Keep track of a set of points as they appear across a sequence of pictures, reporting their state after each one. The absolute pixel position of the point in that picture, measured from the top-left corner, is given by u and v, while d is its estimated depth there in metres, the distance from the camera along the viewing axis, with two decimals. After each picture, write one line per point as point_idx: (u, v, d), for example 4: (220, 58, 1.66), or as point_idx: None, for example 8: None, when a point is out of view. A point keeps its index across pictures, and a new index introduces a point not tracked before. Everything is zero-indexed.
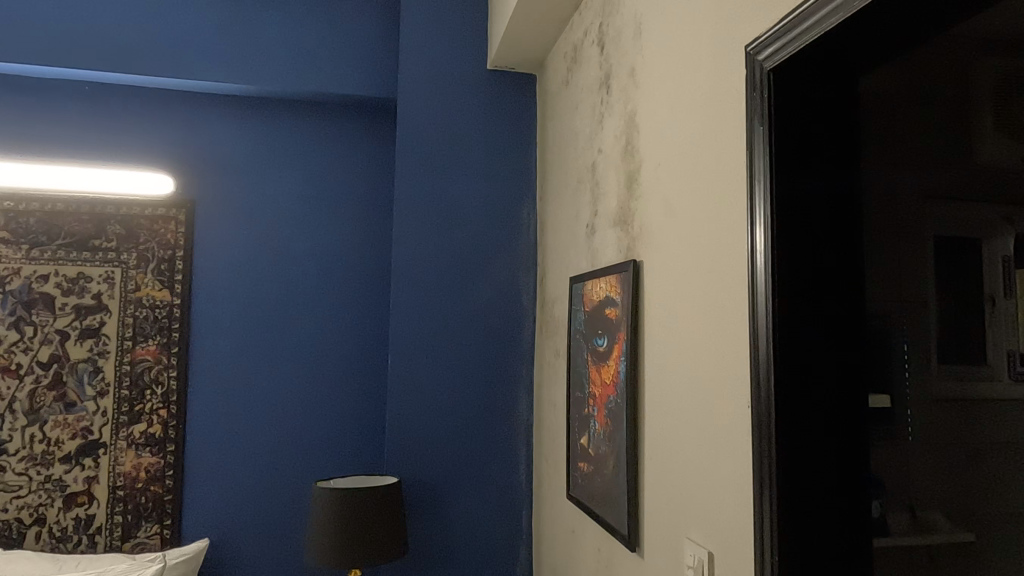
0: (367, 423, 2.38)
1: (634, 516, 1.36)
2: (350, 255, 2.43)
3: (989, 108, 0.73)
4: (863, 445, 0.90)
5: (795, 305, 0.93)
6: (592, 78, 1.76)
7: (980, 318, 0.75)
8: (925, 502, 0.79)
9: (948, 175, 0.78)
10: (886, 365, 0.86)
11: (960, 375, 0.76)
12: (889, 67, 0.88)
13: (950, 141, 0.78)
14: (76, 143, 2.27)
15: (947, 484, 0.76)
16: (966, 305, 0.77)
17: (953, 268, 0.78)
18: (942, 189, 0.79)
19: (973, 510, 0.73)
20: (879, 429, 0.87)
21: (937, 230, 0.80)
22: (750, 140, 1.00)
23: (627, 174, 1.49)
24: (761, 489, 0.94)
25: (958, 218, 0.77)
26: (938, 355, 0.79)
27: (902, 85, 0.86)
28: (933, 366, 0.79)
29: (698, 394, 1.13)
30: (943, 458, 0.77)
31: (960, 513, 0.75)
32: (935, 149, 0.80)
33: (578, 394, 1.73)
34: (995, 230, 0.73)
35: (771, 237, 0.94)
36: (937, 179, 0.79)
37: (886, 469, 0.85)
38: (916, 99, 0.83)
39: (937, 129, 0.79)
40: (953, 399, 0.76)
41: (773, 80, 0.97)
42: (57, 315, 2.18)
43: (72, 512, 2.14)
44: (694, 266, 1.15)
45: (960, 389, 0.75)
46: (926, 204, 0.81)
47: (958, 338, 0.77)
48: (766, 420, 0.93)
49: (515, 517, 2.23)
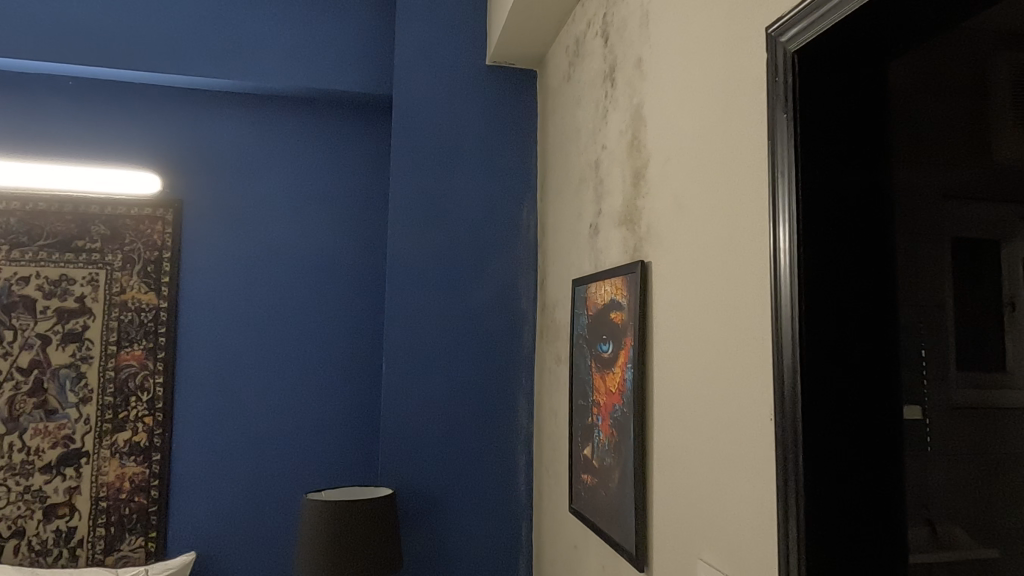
0: (361, 431, 2.30)
1: (642, 533, 1.28)
2: (344, 257, 2.35)
3: (1010, 119, 0.76)
4: (890, 459, 0.83)
5: (824, 308, 0.85)
6: (596, 71, 1.68)
7: (996, 322, 0.75)
8: (942, 513, 0.77)
9: (963, 183, 0.79)
10: (900, 375, 0.83)
11: (978, 382, 0.75)
12: (908, 68, 0.85)
13: (964, 151, 0.79)
14: (60, 141, 2.18)
15: (966, 493, 0.75)
16: (982, 310, 0.76)
17: (970, 274, 0.78)
18: (957, 195, 0.79)
19: (996, 520, 0.72)
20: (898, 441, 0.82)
21: (955, 236, 0.79)
22: (772, 129, 0.91)
23: (633, 171, 1.41)
24: (785, 509, 0.85)
25: (975, 223, 0.77)
26: (953, 362, 0.78)
27: (916, 88, 0.83)
28: (949, 373, 0.78)
29: (714, 405, 1.05)
30: (960, 466, 0.76)
31: (984, 520, 0.73)
32: (949, 157, 0.80)
33: (581, 402, 1.65)
34: (1016, 235, 0.74)
35: (797, 235, 0.86)
36: (952, 186, 0.79)
37: (904, 483, 0.81)
38: (928, 106, 0.82)
39: (952, 137, 0.80)
40: (971, 405, 0.76)
41: (798, 64, 0.88)
42: (38, 319, 2.10)
43: (52, 524, 2.05)
44: (710, 265, 1.07)
45: (978, 395, 0.75)
46: (945, 205, 0.80)
47: (975, 345, 0.76)
48: (791, 434, 0.85)
49: (514, 529, 2.15)
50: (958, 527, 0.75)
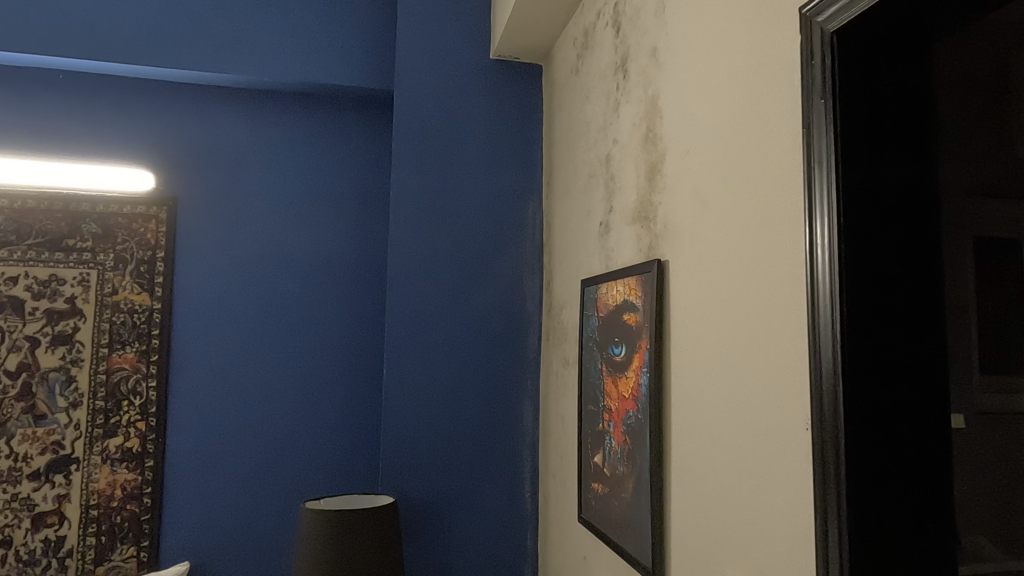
0: (361, 437, 2.23)
1: (660, 546, 1.21)
2: (344, 256, 2.28)
3: None
4: (931, 472, 0.75)
5: (866, 307, 0.78)
6: (606, 63, 1.62)
7: (1017, 325, 0.65)
8: (967, 524, 0.70)
9: (992, 167, 0.69)
10: (943, 382, 0.75)
11: (1000, 387, 0.67)
12: (953, 44, 0.76)
13: (992, 132, 0.70)
14: (50, 137, 2.11)
15: (990, 507, 0.67)
16: (1003, 308, 0.67)
17: (994, 269, 0.68)
18: (984, 181, 0.70)
19: (1016, 530, 0.64)
20: (938, 453, 0.75)
21: (981, 226, 0.70)
22: (808, 114, 0.84)
23: (649, 165, 1.35)
24: (824, 524, 0.79)
25: (998, 214, 0.68)
26: (978, 365, 0.70)
27: (959, 64, 0.75)
28: (974, 376, 0.70)
29: (741, 412, 0.98)
30: (985, 477, 0.68)
31: (1005, 535, 0.66)
32: (980, 140, 0.71)
33: (591, 407, 1.58)
34: None
35: (836, 229, 0.79)
36: (981, 171, 0.71)
37: (944, 496, 0.74)
38: (966, 83, 0.73)
39: (983, 118, 0.71)
40: (993, 412, 0.67)
41: (836, 44, 0.82)
42: (26, 320, 2.03)
43: (40, 534, 1.98)
44: (736, 262, 1.00)
45: (1000, 402, 0.66)
46: (968, 200, 0.72)
47: (998, 347, 0.67)
48: (832, 444, 0.78)
49: (519, 539, 2.08)
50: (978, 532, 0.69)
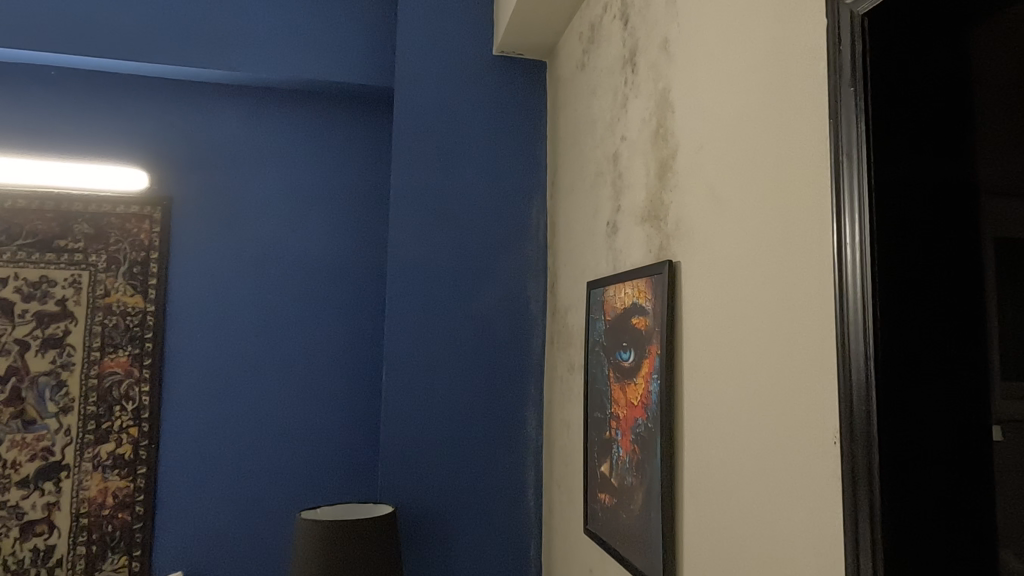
0: (359, 444, 2.17)
1: (671, 561, 1.15)
2: (343, 258, 2.22)
3: None
4: (967, 489, 0.68)
5: (899, 313, 0.71)
6: (614, 57, 1.56)
7: None
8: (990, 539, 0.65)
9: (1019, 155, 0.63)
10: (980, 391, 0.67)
11: None
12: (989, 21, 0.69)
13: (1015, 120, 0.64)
14: (42, 135, 2.06)
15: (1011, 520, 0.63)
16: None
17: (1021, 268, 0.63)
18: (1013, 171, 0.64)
19: None
20: (975, 468, 0.68)
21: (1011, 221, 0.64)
22: (835, 106, 0.79)
23: (658, 162, 1.29)
24: (855, 546, 0.73)
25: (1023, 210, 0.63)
26: (1002, 371, 0.65)
27: (994, 44, 0.68)
28: (996, 383, 0.65)
29: (760, 423, 0.92)
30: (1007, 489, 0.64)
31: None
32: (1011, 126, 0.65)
33: (598, 415, 1.52)
34: None
35: (865, 228, 0.73)
36: (1010, 158, 0.65)
37: (976, 514, 0.67)
38: (999, 65, 0.67)
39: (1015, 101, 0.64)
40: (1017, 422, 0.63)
41: (866, 28, 0.76)
42: (15, 323, 1.97)
43: (29, 543, 1.92)
44: (755, 265, 0.94)
45: None
46: (991, 194, 0.67)
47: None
48: (863, 460, 0.72)
49: (521, 549, 2.01)
50: (1008, 552, 0.63)
